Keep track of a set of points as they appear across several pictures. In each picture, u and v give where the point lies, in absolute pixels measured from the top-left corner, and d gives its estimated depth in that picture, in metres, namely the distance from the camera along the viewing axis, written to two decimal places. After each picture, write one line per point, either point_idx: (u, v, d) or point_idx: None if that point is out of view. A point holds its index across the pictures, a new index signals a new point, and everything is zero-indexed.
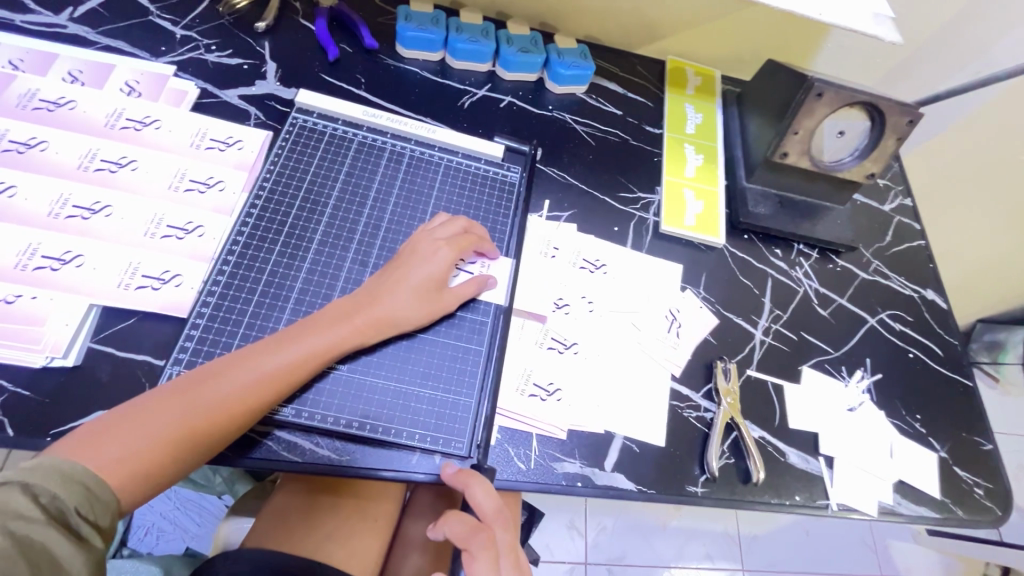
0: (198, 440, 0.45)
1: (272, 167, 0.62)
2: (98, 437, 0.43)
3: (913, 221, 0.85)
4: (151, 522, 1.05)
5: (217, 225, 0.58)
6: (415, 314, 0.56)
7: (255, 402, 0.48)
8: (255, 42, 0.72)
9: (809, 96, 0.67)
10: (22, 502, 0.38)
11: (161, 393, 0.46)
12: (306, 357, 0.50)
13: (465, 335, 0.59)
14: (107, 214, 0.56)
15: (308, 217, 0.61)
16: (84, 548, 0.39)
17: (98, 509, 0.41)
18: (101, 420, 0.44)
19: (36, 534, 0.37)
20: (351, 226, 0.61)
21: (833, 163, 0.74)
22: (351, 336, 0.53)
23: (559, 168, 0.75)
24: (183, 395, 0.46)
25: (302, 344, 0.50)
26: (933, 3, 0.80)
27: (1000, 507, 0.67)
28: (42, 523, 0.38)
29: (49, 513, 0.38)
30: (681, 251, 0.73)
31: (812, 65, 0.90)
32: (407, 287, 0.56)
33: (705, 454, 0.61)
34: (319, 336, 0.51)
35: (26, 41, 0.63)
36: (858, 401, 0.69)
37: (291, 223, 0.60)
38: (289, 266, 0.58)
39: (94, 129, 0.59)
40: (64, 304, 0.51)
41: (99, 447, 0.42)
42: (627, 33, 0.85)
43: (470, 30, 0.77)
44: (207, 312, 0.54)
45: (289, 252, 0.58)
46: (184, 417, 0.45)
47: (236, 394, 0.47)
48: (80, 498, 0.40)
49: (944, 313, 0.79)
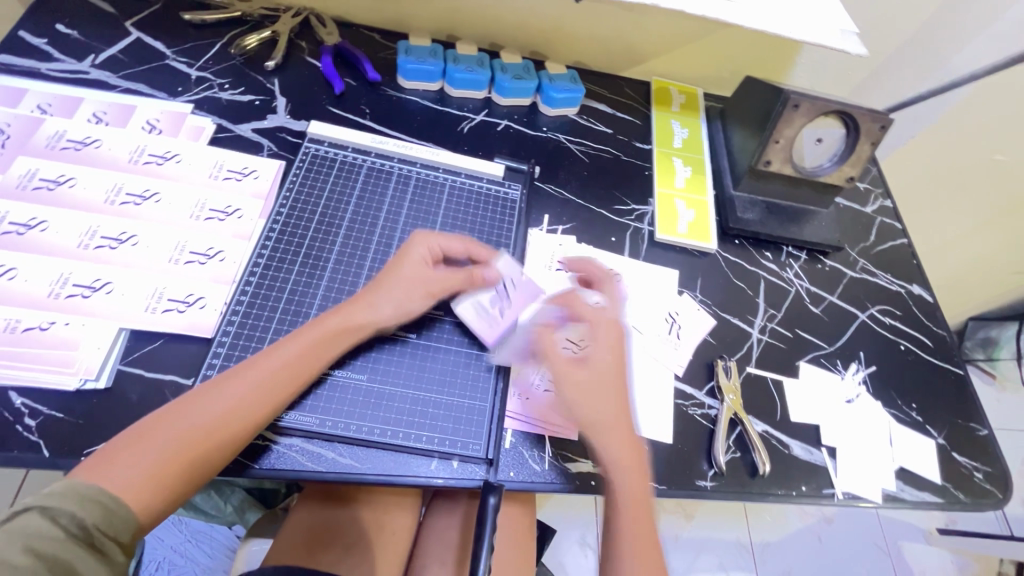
0: (212, 451, 0.47)
1: (289, 194, 0.66)
2: (109, 461, 0.44)
3: (894, 221, 0.90)
4: (162, 556, 1.04)
5: (237, 250, 0.61)
6: (392, 305, 0.57)
7: (258, 407, 0.49)
8: (266, 80, 0.76)
9: (786, 108, 0.72)
10: (43, 523, 0.39)
11: (167, 412, 0.47)
12: (298, 356, 0.52)
13: (476, 343, 0.62)
14: (133, 244, 0.59)
15: (324, 239, 0.64)
16: (107, 563, 0.40)
17: (119, 523, 0.42)
18: (111, 445, 0.45)
19: (61, 551, 0.38)
20: (365, 246, 0.65)
21: (814, 169, 0.79)
22: (333, 331, 0.54)
23: (556, 184, 0.79)
24: (191, 406, 0.48)
25: (298, 343, 0.53)
26: (895, 20, 0.86)
27: (1000, 489, 0.69)
28: (67, 539, 0.39)
29: (72, 530, 0.39)
30: (676, 257, 0.77)
31: (788, 80, 0.96)
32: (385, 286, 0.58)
33: (711, 449, 0.63)
34: (302, 335, 0.53)
35: (51, 87, 0.68)
36: (855, 393, 0.71)
37: (308, 245, 0.63)
38: (309, 285, 0.61)
39: (118, 165, 0.63)
40: (95, 329, 0.54)
41: (112, 468, 0.43)
42: (613, 58, 0.91)
43: (467, 60, 0.82)
44: (232, 331, 0.57)
45: (308, 272, 0.61)
46: (192, 431, 0.46)
47: (240, 402, 0.49)
48: (99, 515, 0.41)
49: (932, 307, 0.82)
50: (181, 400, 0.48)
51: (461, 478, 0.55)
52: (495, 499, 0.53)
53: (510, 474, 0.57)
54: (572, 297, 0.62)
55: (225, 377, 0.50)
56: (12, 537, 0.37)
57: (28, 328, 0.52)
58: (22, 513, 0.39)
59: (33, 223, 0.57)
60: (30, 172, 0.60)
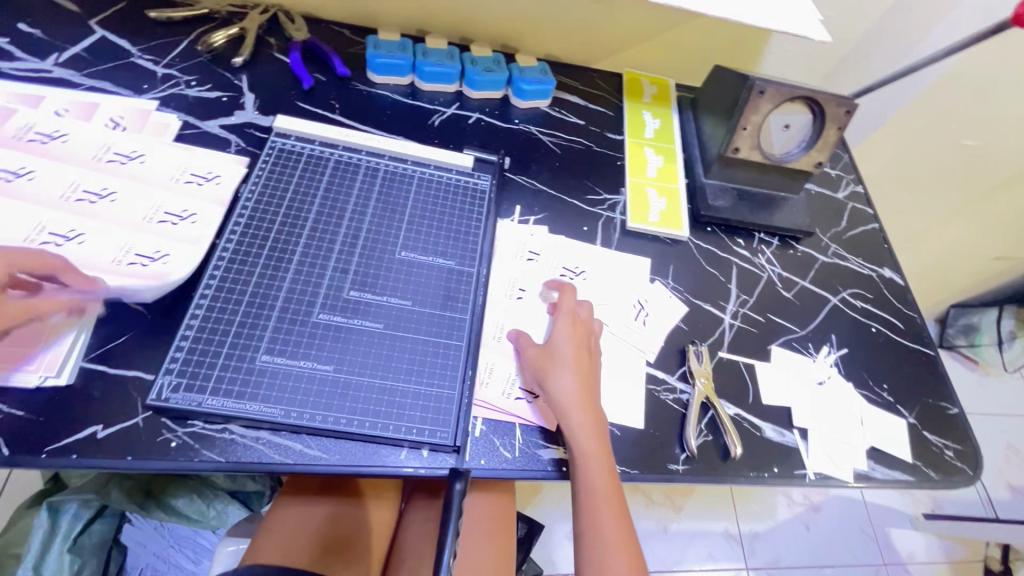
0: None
1: (255, 188, 0.66)
2: None
3: (865, 206, 0.91)
4: (145, 562, 1.01)
5: (199, 244, 0.61)
6: None
7: None
8: (233, 76, 0.76)
9: (752, 94, 0.72)
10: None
11: None
12: None
13: (444, 331, 0.62)
14: (80, 241, 0.57)
15: (290, 232, 0.64)
16: None
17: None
18: None
19: None
20: (333, 238, 0.65)
21: (782, 155, 0.80)
22: None
23: (528, 175, 0.79)
24: None
25: None
26: (860, 6, 0.87)
27: (970, 466, 0.70)
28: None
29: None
30: (648, 245, 0.77)
31: (759, 70, 0.97)
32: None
33: (683, 434, 0.63)
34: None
35: (12, 85, 0.67)
36: (826, 375, 0.72)
37: (274, 239, 0.63)
38: (274, 277, 0.60)
39: (80, 161, 0.63)
40: (53, 327, 0.53)
41: None
42: (584, 49, 0.91)
43: (436, 54, 0.82)
44: (192, 324, 0.56)
45: (274, 265, 0.61)
46: None
47: None
48: None
49: (903, 289, 0.83)
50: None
51: (430, 466, 0.55)
52: (461, 486, 0.53)
53: (481, 461, 0.57)
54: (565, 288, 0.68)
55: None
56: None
57: None
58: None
59: None
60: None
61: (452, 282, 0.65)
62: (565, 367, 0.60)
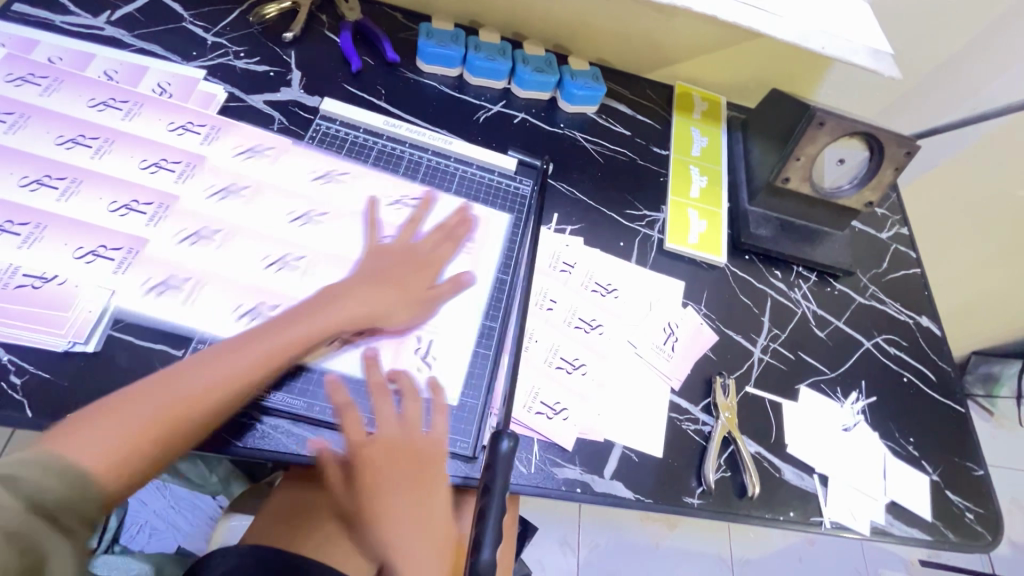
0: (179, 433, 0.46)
1: (280, 171, 0.65)
2: (88, 425, 0.44)
3: (909, 250, 0.88)
4: (144, 520, 1.01)
5: (220, 221, 0.60)
6: (337, 315, 0.56)
7: (237, 386, 0.50)
8: (282, 51, 0.75)
9: (811, 125, 0.70)
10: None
11: (198, 359, 0.50)
12: (227, 368, 0.50)
13: (451, 341, 0.61)
14: (120, 214, 0.57)
15: (315, 221, 0.63)
16: (75, 541, 0.36)
17: (84, 498, 0.39)
18: (91, 410, 0.45)
19: (24, 523, 0.34)
20: (354, 232, 0.64)
21: (833, 190, 0.77)
22: (268, 347, 0.52)
23: (568, 183, 0.77)
24: (194, 370, 0.49)
25: (267, 339, 0.52)
26: (932, 43, 0.83)
27: (990, 532, 0.68)
28: (23, 510, 0.35)
29: (28, 502, 0.35)
30: (684, 268, 0.75)
31: (814, 97, 0.93)
32: (381, 270, 0.60)
33: (701, 466, 0.62)
34: (297, 323, 0.54)
35: (65, 41, 0.66)
36: (853, 421, 0.70)
37: (296, 227, 0.62)
38: (293, 267, 0.60)
39: (123, 129, 0.62)
40: (87, 290, 0.53)
41: (86, 436, 0.43)
42: (639, 59, 0.89)
43: (488, 48, 0.80)
44: (205, 309, 0.55)
45: (295, 256, 0.60)
46: (202, 382, 0.48)
47: (224, 365, 0.50)
48: (62, 491, 0.38)
49: (939, 340, 0.81)
50: (153, 380, 0.48)
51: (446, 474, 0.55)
52: (509, 446, 0.43)
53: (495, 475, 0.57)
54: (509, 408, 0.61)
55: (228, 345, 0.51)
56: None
57: (19, 285, 0.51)
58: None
59: (30, 180, 0.56)
60: (22, 117, 0.59)
61: (483, 287, 0.65)
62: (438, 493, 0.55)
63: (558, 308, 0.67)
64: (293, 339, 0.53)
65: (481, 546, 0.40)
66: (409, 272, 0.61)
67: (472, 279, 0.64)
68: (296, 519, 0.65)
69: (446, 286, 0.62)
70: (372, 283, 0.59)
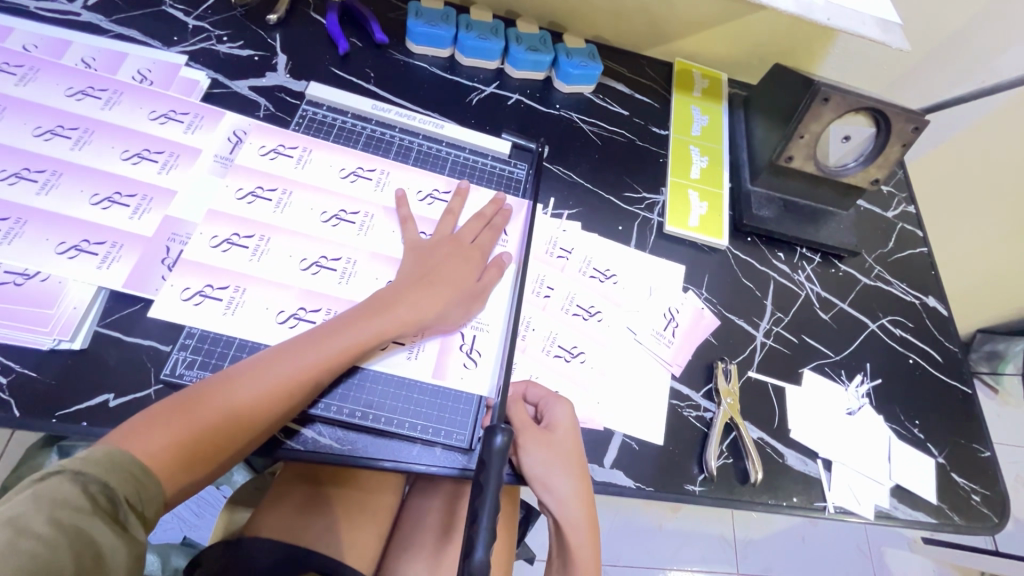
0: (236, 438, 0.47)
1: (308, 172, 0.63)
2: (148, 427, 0.44)
3: (916, 228, 0.86)
4: None
5: (253, 226, 0.59)
6: (392, 323, 0.54)
7: (296, 393, 0.49)
8: (266, 34, 0.72)
9: (815, 101, 0.67)
10: (71, 491, 0.37)
11: (256, 363, 0.49)
12: (290, 375, 0.49)
13: (480, 335, 0.60)
14: (102, 207, 0.56)
15: (346, 220, 0.62)
16: (128, 541, 0.39)
17: (146, 495, 0.41)
18: (154, 410, 0.45)
19: (84, 523, 0.37)
20: (385, 232, 0.63)
21: (837, 168, 0.75)
22: (327, 355, 0.51)
23: (565, 166, 0.75)
24: (250, 375, 0.48)
25: (327, 347, 0.51)
26: (942, 12, 0.80)
27: (996, 514, 0.68)
28: (90, 512, 0.37)
29: (98, 503, 0.38)
30: (684, 251, 0.74)
31: (819, 73, 0.91)
32: (424, 265, 0.59)
33: (703, 454, 0.61)
34: (355, 329, 0.52)
35: (39, 27, 0.64)
36: (857, 405, 0.69)
37: (329, 229, 0.61)
38: (329, 270, 0.59)
39: (102, 119, 0.60)
40: (74, 287, 0.52)
41: (149, 437, 0.43)
42: (636, 35, 0.86)
43: (480, 27, 0.77)
44: (193, 304, 0.54)
45: (328, 257, 0.59)
46: (263, 389, 0.48)
47: (284, 372, 0.49)
48: (129, 487, 0.40)
49: (945, 320, 0.79)
50: (212, 383, 0.48)
51: (443, 466, 0.55)
52: (503, 440, 0.43)
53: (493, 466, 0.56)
54: (549, 399, 0.58)
55: (289, 347, 0.51)
56: (38, 501, 0.36)
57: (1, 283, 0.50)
58: (53, 476, 0.38)
59: (9, 174, 0.55)
60: None
61: None
62: (565, 463, 0.55)
63: (555, 294, 0.66)
64: (353, 343, 0.52)
65: (473, 547, 0.38)
66: (459, 271, 0.59)
67: (509, 259, 0.64)
68: (295, 512, 0.63)
69: (493, 272, 0.62)
70: (421, 283, 0.57)
